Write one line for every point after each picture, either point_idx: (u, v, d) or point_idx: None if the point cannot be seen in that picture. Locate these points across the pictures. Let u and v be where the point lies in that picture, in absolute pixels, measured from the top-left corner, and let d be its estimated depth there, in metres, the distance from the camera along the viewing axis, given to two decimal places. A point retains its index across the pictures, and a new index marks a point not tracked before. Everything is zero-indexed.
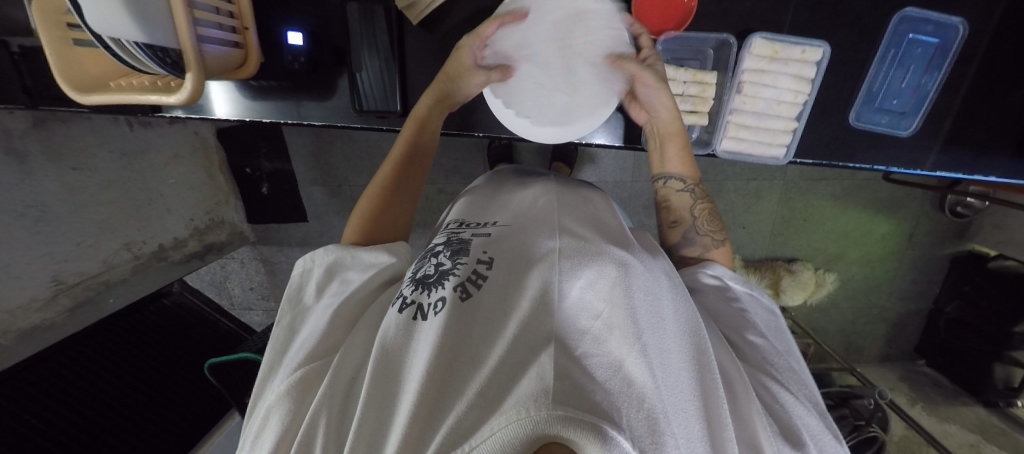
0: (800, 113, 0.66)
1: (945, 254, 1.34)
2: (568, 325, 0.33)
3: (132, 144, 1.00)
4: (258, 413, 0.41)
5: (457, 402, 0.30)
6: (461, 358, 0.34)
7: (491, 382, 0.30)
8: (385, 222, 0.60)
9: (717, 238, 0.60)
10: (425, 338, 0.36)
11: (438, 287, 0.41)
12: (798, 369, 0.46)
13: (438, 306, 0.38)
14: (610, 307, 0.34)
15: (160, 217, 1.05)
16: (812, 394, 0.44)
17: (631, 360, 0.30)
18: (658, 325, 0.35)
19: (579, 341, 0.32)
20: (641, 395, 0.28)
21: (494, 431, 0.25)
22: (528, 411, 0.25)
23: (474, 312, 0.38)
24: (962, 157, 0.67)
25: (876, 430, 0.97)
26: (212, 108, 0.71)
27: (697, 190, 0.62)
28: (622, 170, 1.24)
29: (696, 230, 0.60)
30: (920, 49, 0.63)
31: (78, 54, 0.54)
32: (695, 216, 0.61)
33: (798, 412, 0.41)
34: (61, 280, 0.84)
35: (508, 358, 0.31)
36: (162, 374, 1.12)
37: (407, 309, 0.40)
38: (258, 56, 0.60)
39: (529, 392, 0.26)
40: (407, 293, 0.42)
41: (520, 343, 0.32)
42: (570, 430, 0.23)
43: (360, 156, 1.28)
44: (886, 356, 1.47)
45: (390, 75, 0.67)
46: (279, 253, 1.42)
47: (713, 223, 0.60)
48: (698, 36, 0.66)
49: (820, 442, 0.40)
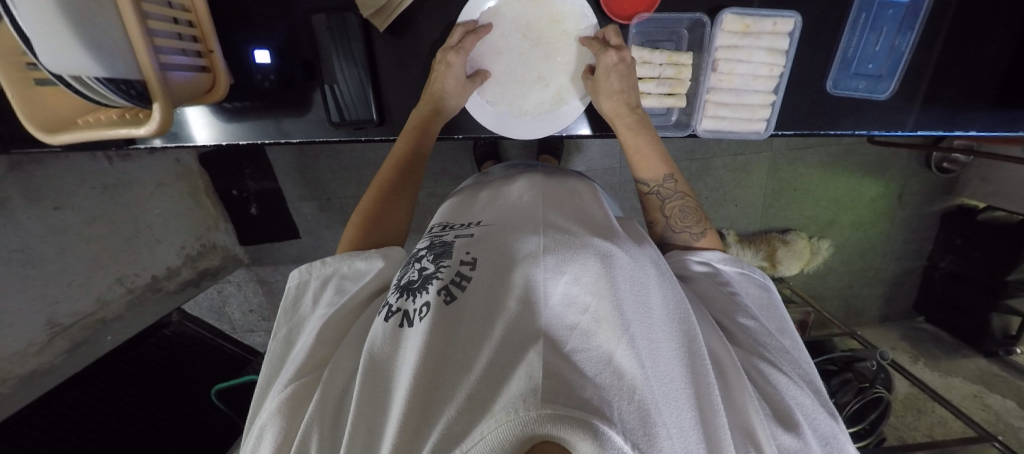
0: (777, 86, 0.66)
1: (935, 210, 1.35)
2: (554, 321, 0.33)
3: (113, 177, 0.98)
4: (253, 430, 0.41)
5: (448, 406, 0.30)
6: (450, 362, 0.34)
7: (480, 385, 0.30)
8: (383, 229, 0.58)
9: (696, 233, 0.56)
10: (412, 344, 0.36)
11: (422, 292, 0.41)
12: (791, 349, 0.46)
13: (424, 312, 0.38)
14: (597, 300, 0.34)
15: (150, 248, 1.04)
16: (807, 374, 0.45)
17: (620, 351, 0.30)
18: (646, 314, 0.35)
19: (567, 337, 0.32)
20: (632, 386, 0.28)
21: (486, 432, 0.25)
22: (517, 411, 0.25)
23: (460, 314, 0.38)
24: (942, 115, 0.67)
25: (881, 390, 0.98)
26: (190, 135, 0.70)
27: (669, 187, 0.60)
28: (610, 156, 1.23)
29: (671, 230, 0.58)
30: (892, 10, 0.63)
31: (40, 93, 0.53)
32: (667, 216, 0.59)
33: (793, 392, 0.41)
34: (56, 322, 0.83)
35: (497, 358, 0.31)
36: (170, 405, 1.13)
37: (393, 317, 0.40)
38: (226, 77, 0.59)
39: (518, 393, 0.26)
40: (393, 300, 0.42)
41: (509, 342, 0.32)
42: (562, 428, 0.23)
43: (347, 168, 1.27)
44: (886, 316, 1.49)
45: (366, 84, 0.65)
46: (275, 272, 1.41)
47: (688, 219, 0.57)
48: (671, 17, 0.65)
49: (815, 421, 0.41)
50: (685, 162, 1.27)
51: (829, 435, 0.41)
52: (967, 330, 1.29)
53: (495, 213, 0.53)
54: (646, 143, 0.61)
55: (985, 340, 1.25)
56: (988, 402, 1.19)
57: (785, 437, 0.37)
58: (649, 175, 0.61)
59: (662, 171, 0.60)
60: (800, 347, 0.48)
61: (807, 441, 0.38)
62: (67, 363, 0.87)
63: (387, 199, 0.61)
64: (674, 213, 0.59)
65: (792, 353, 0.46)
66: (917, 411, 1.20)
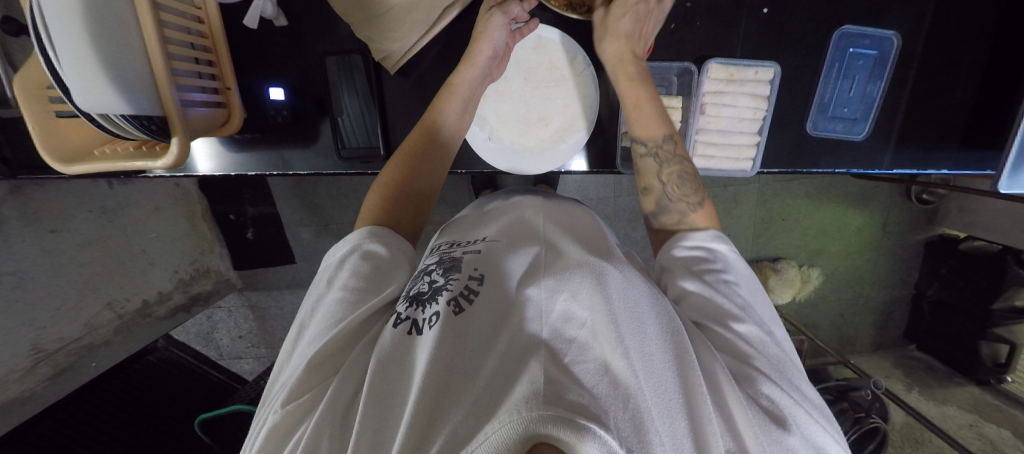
0: (761, 128, 0.70)
1: (918, 239, 1.40)
2: (553, 335, 0.34)
3: (111, 201, 0.99)
4: (258, 430, 0.40)
5: (454, 413, 0.30)
6: (457, 371, 0.35)
7: (485, 393, 0.31)
8: (403, 199, 0.60)
9: (694, 202, 0.57)
10: (423, 350, 0.37)
11: (432, 303, 0.42)
12: (784, 350, 0.45)
13: (433, 321, 0.39)
14: (593, 315, 0.35)
15: (143, 272, 1.03)
16: (804, 387, 0.42)
17: (615, 361, 0.32)
18: (640, 328, 0.37)
19: (565, 350, 0.33)
20: (626, 395, 0.29)
21: (490, 434, 0.26)
22: (519, 412, 0.26)
23: (468, 325, 0.39)
24: (915, 154, 0.72)
25: (878, 420, 0.98)
26: (197, 164, 0.72)
27: (666, 151, 0.61)
28: (604, 186, 1.27)
29: (667, 198, 0.59)
30: (862, 61, 0.68)
31: (60, 123, 0.55)
32: (664, 182, 0.60)
33: (786, 401, 0.39)
34: (40, 348, 0.81)
35: (501, 368, 0.33)
36: (152, 437, 1.08)
37: (401, 324, 0.42)
38: (242, 112, 0.61)
39: (520, 397, 0.27)
40: (401, 310, 0.43)
41: (512, 355, 0.34)
42: (557, 429, 0.24)
43: (347, 194, 1.29)
44: (879, 344, 1.50)
45: (371, 119, 0.69)
46: (268, 298, 1.40)
47: (686, 187, 0.58)
48: (660, 65, 0.70)
49: (806, 430, 0.39)
50: None
51: (826, 444, 0.40)
52: (959, 358, 1.30)
53: (496, 231, 0.55)
54: (648, 104, 0.61)
55: (978, 369, 1.25)
56: (983, 431, 1.17)
57: (773, 441, 0.37)
58: (647, 136, 0.61)
59: (660, 132, 0.61)
60: (789, 347, 0.47)
61: (797, 444, 0.38)
62: (48, 390, 0.85)
63: (405, 177, 0.60)
64: (670, 178, 0.60)
65: (788, 352, 0.46)
66: (915, 442, 1.19)
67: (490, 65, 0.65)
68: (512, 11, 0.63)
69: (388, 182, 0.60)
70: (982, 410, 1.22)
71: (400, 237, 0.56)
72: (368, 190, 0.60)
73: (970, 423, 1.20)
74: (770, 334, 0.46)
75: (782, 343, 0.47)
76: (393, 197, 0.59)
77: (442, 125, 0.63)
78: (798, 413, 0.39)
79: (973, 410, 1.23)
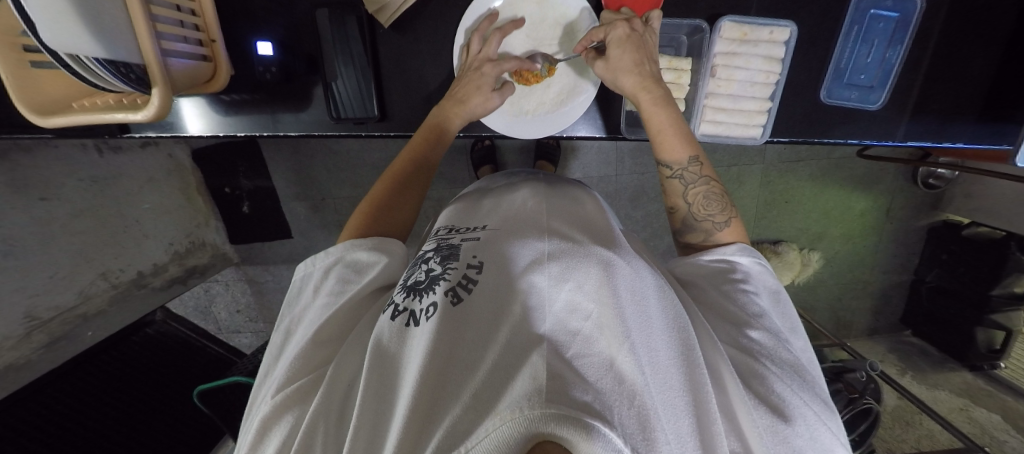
0: (773, 93, 0.68)
1: (921, 225, 1.39)
2: (557, 328, 0.33)
3: (103, 169, 0.96)
4: (249, 425, 0.39)
5: (454, 406, 0.29)
6: (456, 363, 0.34)
7: (485, 386, 0.30)
8: (407, 190, 0.61)
9: (719, 221, 0.55)
10: (418, 342, 0.36)
11: (428, 293, 0.41)
12: (798, 355, 0.44)
13: (430, 312, 0.38)
14: (599, 307, 0.34)
15: (138, 243, 1.01)
16: (816, 387, 0.42)
17: (621, 357, 0.31)
18: (647, 323, 0.35)
19: (568, 343, 0.32)
20: (632, 392, 0.28)
21: (489, 431, 0.25)
22: (521, 410, 0.25)
23: (467, 314, 0.38)
24: (931, 126, 0.70)
25: (871, 401, 0.98)
26: (184, 125, 0.69)
27: (693, 171, 0.58)
28: (605, 164, 1.25)
29: (692, 218, 0.57)
30: (882, 23, 0.65)
31: (37, 75, 0.52)
32: (690, 202, 0.57)
33: (797, 401, 0.39)
34: (34, 316, 0.79)
35: (500, 361, 0.31)
36: (154, 405, 1.07)
37: (398, 316, 0.40)
38: (227, 66, 0.59)
39: (522, 393, 0.26)
40: (400, 300, 0.42)
41: (513, 345, 0.32)
42: (560, 427, 0.24)
43: (343, 168, 1.27)
44: (874, 328, 1.51)
45: (364, 82, 0.66)
46: (264, 272, 1.39)
47: (712, 208, 0.56)
48: (671, 23, 0.67)
49: (816, 433, 0.38)
50: None
51: (836, 446, 0.39)
52: (955, 344, 1.30)
53: (500, 217, 0.53)
54: (665, 125, 0.58)
55: (972, 355, 1.26)
56: (973, 414, 1.18)
57: (782, 439, 0.36)
58: (675, 158, 0.58)
59: (687, 152, 0.58)
60: (806, 349, 0.47)
61: (806, 445, 0.37)
62: (44, 358, 0.83)
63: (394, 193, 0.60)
64: (697, 199, 0.57)
65: (802, 356, 0.45)
66: (906, 423, 1.20)
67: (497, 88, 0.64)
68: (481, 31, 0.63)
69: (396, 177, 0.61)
70: (973, 394, 1.23)
71: (391, 237, 0.53)
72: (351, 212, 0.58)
73: (961, 406, 1.21)
74: (786, 337, 0.45)
75: (799, 343, 0.47)
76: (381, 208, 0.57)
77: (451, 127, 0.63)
78: (807, 414, 0.39)
79: (965, 394, 1.23)
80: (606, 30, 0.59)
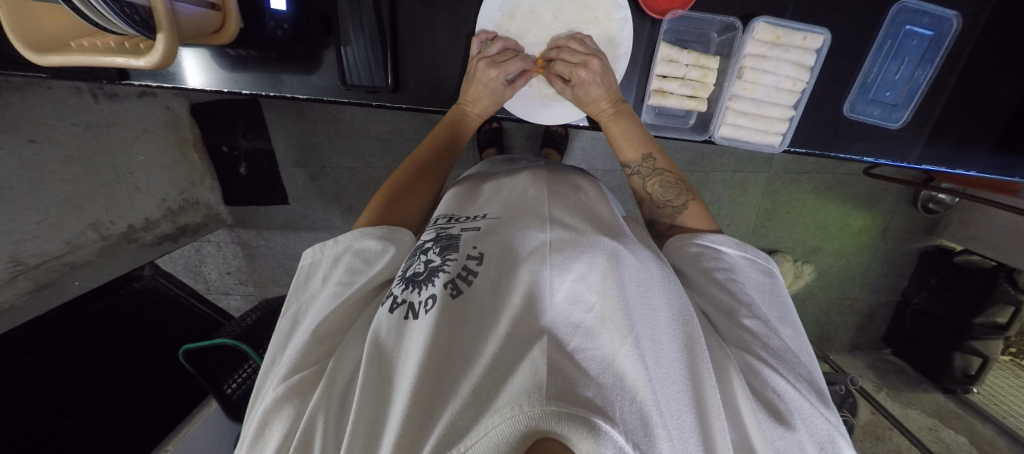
0: (797, 102, 0.68)
1: (915, 248, 1.40)
2: (558, 320, 0.33)
3: (97, 116, 0.92)
4: (253, 416, 0.39)
5: (451, 404, 0.29)
6: (455, 358, 0.33)
7: (484, 381, 0.29)
8: (424, 178, 0.60)
9: (679, 206, 0.58)
10: (417, 336, 0.35)
11: (428, 285, 0.40)
12: (786, 341, 0.45)
13: (429, 305, 0.37)
14: (603, 300, 0.34)
15: (130, 196, 0.99)
16: (812, 380, 0.42)
17: (623, 353, 0.30)
18: (652, 317, 0.35)
19: (570, 336, 0.32)
20: (634, 389, 0.28)
21: (489, 428, 0.25)
22: (521, 407, 0.25)
23: (467, 310, 0.37)
24: (946, 152, 0.70)
25: (847, 414, 1.00)
26: (185, 78, 0.66)
27: (648, 166, 0.61)
28: (611, 158, 1.24)
29: (656, 206, 0.60)
30: (915, 41, 0.65)
31: (32, 7, 0.49)
32: (651, 193, 0.61)
33: (790, 393, 0.40)
34: (19, 261, 0.76)
35: (501, 355, 0.31)
36: (138, 363, 1.06)
37: (398, 308, 0.39)
38: (237, 19, 0.58)
39: (522, 389, 0.26)
40: (398, 292, 0.41)
41: (515, 339, 0.32)
42: (562, 425, 0.23)
43: (345, 136, 1.24)
44: (857, 344, 1.53)
45: (376, 52, 0.64)
46: (258, 236, 1.37)
47: (669, 194, 0.59)
48: (702, 18, 0.66)
49: (811, 425, 0.39)
50: (685, 173, 1.28)
51: (837, 436, 0.39)
52: (933, 367, 1.33)
53: (501, 204, 0.51)
54: (620, 133, 0.62)
55: (946, 378, 1.30)
56: (941, 435, 1.24)
57: (782, 436, 0.37)
58: (630, 156, 0.62)
59: (641, 150, 0.61)
60: (800, 336, 0.46)
61: (804, 440, 0.38)
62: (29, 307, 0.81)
63: (410, 182, 0.59)
64: (656, 189, 0.60)
65: (791, 344, 0.45)
66: (876, 438, 1.25)
67: (509, 82, 0.63)
68: (485, 37, 0.63)
69: (416, 165, 0.61)
70: (943, 415, 1.28)
71: (399, 226, 0.52)
72: (370, 199, 0.56)
73: (931, 426, 1.27)
74: (775, 327, 0.46)
75: (793, 332, 0.46)
76: (398, 193, 0.57)
77: (469, 123, 0.65)
78: (804, 407, 0.39)
79: (936, 415, 1.29)
80: (570, 71, 0.61)
